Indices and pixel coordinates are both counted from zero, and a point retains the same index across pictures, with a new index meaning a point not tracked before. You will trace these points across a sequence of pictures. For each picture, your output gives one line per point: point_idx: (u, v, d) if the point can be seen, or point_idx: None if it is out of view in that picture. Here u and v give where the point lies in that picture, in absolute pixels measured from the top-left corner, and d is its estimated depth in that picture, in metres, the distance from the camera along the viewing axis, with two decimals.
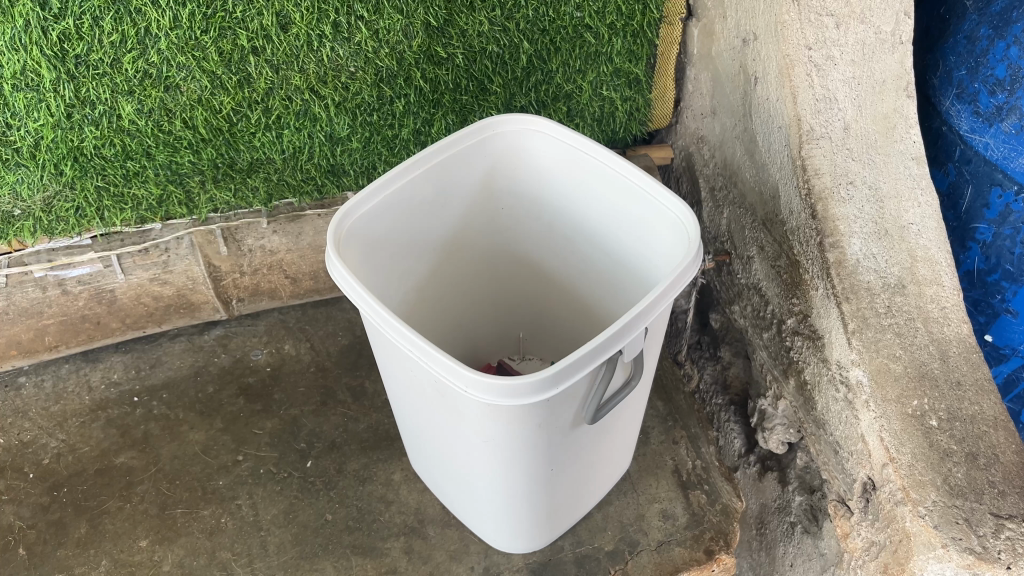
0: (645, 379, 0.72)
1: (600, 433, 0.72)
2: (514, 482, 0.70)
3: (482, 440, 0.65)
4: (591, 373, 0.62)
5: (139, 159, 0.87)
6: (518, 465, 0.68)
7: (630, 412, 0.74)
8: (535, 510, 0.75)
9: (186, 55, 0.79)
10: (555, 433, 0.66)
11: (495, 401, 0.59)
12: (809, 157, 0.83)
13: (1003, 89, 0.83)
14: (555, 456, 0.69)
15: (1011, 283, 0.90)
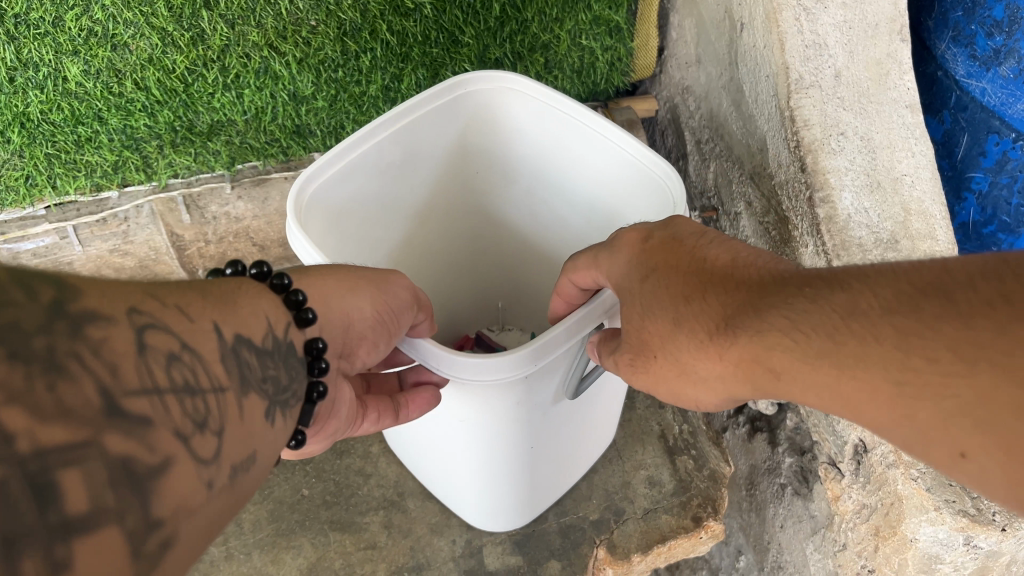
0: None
1: (584, 406, 0.70)
2: (497, 463, 0.68)
3: (460, 422, 0.63)
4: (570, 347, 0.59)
5: (90, 124, 0.82)
6: (502, 444, 0.65)
7: (613, 386, 0.72)
8: (522, 490, 0.73)
9: (133, 11, 0.75)
10: (536, 411, 0.63)
11: (473, 382, 0.55)
12: (797, 108, 0.79)
13: (1002, 31, 0.79)
14: (537, 432, 0.66)
15: (1008, 235, 0.86)
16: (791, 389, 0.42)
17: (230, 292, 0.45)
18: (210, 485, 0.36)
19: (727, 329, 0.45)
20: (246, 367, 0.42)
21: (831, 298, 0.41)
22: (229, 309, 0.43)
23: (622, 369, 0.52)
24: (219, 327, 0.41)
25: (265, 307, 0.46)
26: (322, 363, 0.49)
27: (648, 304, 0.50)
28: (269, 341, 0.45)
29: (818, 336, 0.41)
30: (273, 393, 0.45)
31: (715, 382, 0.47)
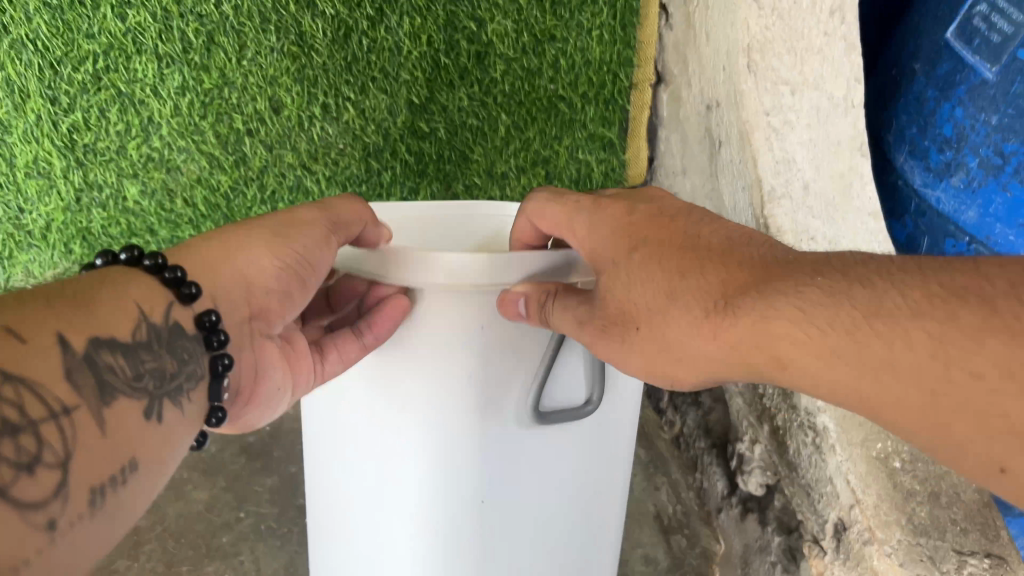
0: (614, 412, 0.71)
1: (552, 469, 0.68)
2: (433, 475, 0.64)
3: (403, 396, 0.62)
4: (533, 332, 0.62)
5: (143, 236, 0.92)
6: (443, 441, 0.63)
7: (597, 450, 0.71)
8: (457, 539, 0.67)
9: (186, 139, 0.89)
10: (487, 406, 0.63)
11: (434, 279, 0.57)
12: (771, 217, 0.88)
13: (951, 147, 0.89)
14: (486, 450, 0.64)
15: None
16: (795, 378, 0.47)
17: (92, 286, 0.47)
18: (52, 524, 0.38)
19: (727, 311, 0.49)
20: (108, 374, 0.44)
21: (852, 298, 0.45)
22: (85, 312, 0.45)
23: (589, 334, 0.57)
24: (64, 337, 0.42)
25: (136, 294, 0.49)
26: (217, 337, 0.52)
27: (638, 274, 0.55)
28: (139, 334, 0.47)
29: (835, 333, 0.44)
30: (155, 387, 0.47)
31: (701, 359, 0.52)
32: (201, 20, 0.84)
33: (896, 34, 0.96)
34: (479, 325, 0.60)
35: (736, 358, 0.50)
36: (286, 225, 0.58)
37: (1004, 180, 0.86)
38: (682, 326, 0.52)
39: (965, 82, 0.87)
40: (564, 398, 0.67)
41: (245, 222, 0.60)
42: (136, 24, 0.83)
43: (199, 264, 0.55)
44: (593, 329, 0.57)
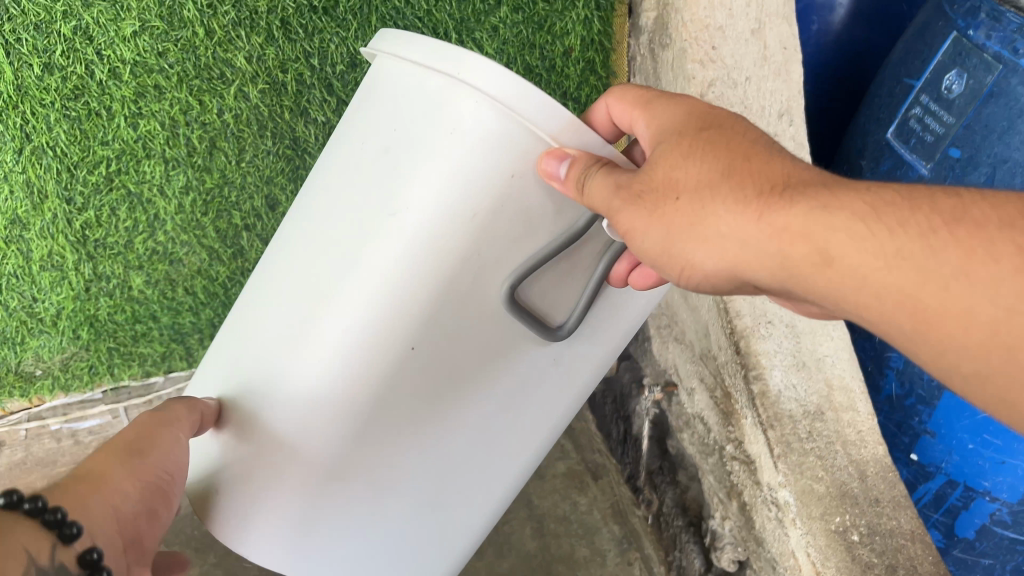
0: (569, 360, 0.69)
1: (487, 378, 0.64)
2: (364, 295, 0.58)
3: (399, 205, 0.57)
4: (551, 221, 0.60)
5: (145, 322, 1.00)
6: (407, 288, 0.58)
7: (532, 390, 0.68)
8: (352, 394, 0.60)
9: (188, 234, 0.97)
10: (472, 261, 0.58)
11: (491, 94, 0.54)
12: (730, 301, 0.96)
13: None
14: (442, 323, 0.59)
15: (926, 406, 1.00)
16: (837, 276, 0.46)
17: None
18: None
19: (782, 198, 0.48)
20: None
21: (934, 206, 0.44)
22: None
23: (623, 195, 0.53)
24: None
25: (24, 540, 0.52)
26: (100, 572, 0.55)
27: (699, 149, 0.52)
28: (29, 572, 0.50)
29: (905, 235, 0.44)
30: None
31: (735, 242, 0.49)
32: (205, 127, 0.92)
33: (844, 144, 1.09)
34: (507, 172, 0.56)
35: (773, 246, 0.48)
36: (143, 437, 0.63)
37: None
38: (726, 202, 0.49)
39: (906, 177, 0.95)
40: (551, 306, 0.64)
41: (72, 472, 0.60)
42: (146, 132, 0.91)
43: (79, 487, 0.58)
44: (625, 196, 0.53)
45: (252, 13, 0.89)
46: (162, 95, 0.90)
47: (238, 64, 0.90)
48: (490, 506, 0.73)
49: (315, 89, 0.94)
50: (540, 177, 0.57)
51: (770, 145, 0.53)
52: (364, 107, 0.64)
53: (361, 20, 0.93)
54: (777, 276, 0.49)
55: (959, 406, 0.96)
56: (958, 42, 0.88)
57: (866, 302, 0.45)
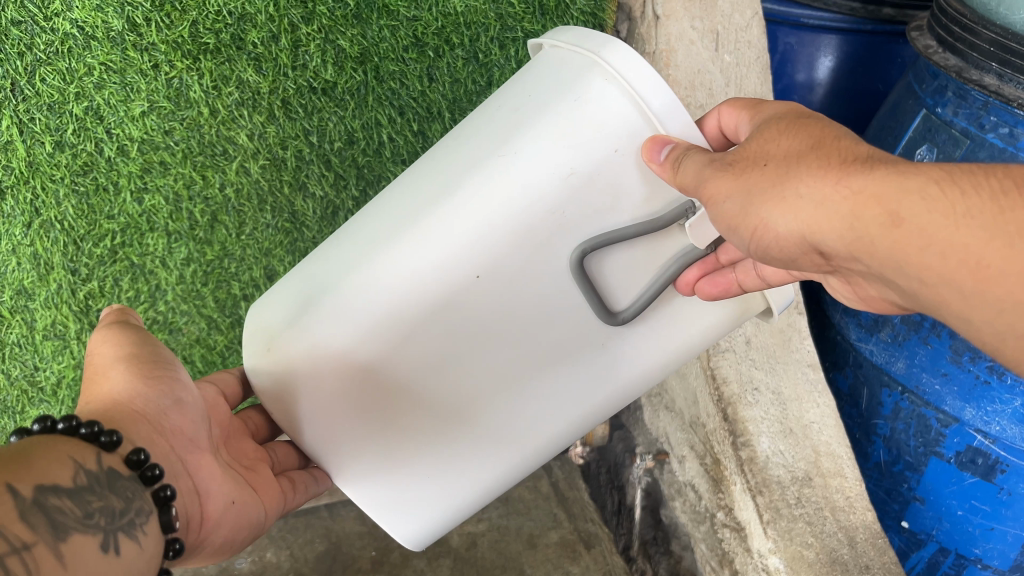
0: (623, 360, 0.68)
1: (538, 345, 0.65)
2: (442, 219, 0.61)
3: (507, 148, 0.60)
4: (638, 206, 0.62)
5: None
6: (484, 223, 0.60)
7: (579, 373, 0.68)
8: (410, 315, 0.63)
9: (188, 303, 1.00)
10: (555, 217, 0.60)
11: (622, 74, 0.59)
12: (716, 367, 0.98)
13: None
14: (506, 268, 0.62)
15: (913, 472, 1.00)
16: (905, 238, 0.45)
17: (25, 446, 0.52)
18: None
19: (868, 165, 0.48)
20: (59, 512, 0.49)
21: (1006, 174, 0.45)
22: (22, 465, 0.49)
23: (712, 168, 0.54)
24: (12, 486, 0.47)
25: (68, 450, 0.54)
26: (152, 467, 0.57)
27: (794, 131, 0.54)
28: (81, 478, 0.52)
29: (976, 197, 0.44)
30: (109, 522, 0.52)
31: (810, 203, 0.49)
32: (207, 202, 0.97)
33: None
34: (614, 146, 0.60)
35: (846, 208, 0.47)
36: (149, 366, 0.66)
37: (924, 333, 0.93)
38: (810, 168, 0.49)
39: None
40: (621, 285, 0.65)
41: (86, 406, 0.62)
42: (151, 206, 0.96)
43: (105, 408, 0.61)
44: (718, 167, 0.54)
45: (255, 93, 0.93)
46: (167, 171, 0.95)
47: (240, 141, 0.95)
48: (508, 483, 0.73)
49: (314, 165, 0.98)
50: (642, 166, 0.61)
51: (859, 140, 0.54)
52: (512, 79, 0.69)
53: (358, 101, 0.97)
54: (844, 240, 0.48)
55: (946, 472, 0.96)
56: (927, 118, 0.93)
57: (927, 262, 0.46)
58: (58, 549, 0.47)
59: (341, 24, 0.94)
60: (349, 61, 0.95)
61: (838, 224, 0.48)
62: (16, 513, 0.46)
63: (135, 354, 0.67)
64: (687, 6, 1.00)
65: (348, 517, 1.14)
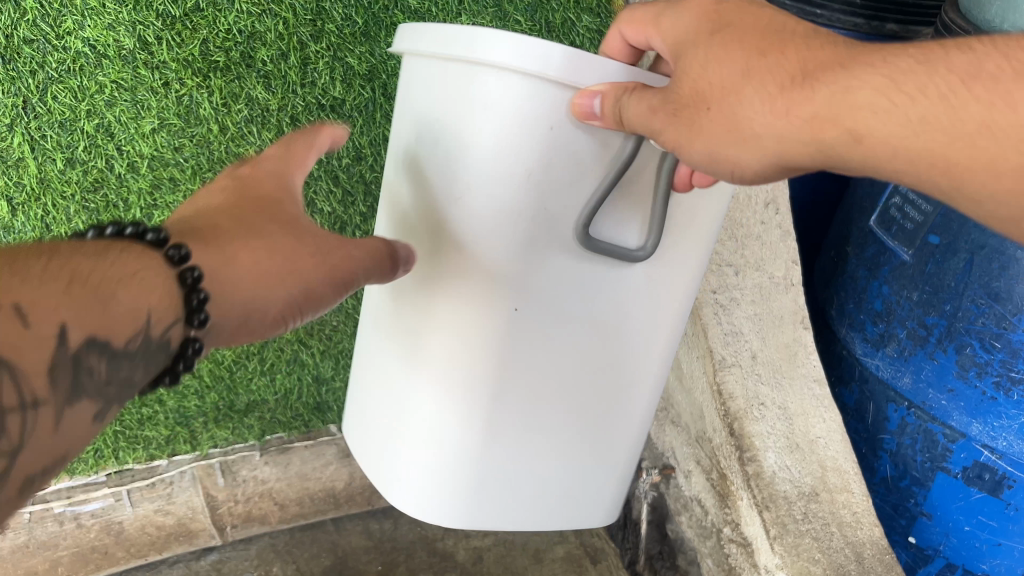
0: (663, 279, 0.68)
1: (575, 318, 0.66)
2: (472, 348, 0.66)
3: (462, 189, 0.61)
4: (599, 155, 0.59)
5: (152, 405, 1.02)
6: (515, 327, 0.65)
7: (659, 320, 0.71)
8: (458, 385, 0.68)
9: None
10: (539, 214, 0.60)
11: (509, 66, 0.55)
12: (723, 382, 0.96)
13: (882, 319, 1.00)
14: (546, 333, 0.66)
15: (920, 487, 1.00)
16: (869, 152, 0.45)
17: (115, 280, 0.51)
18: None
19: (808, 87, 0.47)
20: (87, 374, 0.49)
21: (950, 65, 0.43)
22: (97, 308, 0.49)
23: (663, 116, 0.53)
24: (65, 332, 0.47)
25: (150, 303, 0.53)
26: (191, 347, 0.56)
27: (723, 53, 0.51)
28: (136, 343, 0.51)
29: (926, 99, 0.43)
30: (117, 394, 0.52)
31: (771, 140, 0.48)
32: None
33: (834, 230, 1.13)
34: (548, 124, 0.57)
35: (805, 136, 0.47)
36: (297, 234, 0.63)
37: (929, 348, 0.93)
38: (755, 106, 0.48)
39: (888, 262, 0.98)
40: (627, 224, 0.63)
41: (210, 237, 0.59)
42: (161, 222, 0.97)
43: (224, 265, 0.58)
44: (666, 116, 0.53)
45: (264, 110, 0.95)
46: (176, 187, 0.96)
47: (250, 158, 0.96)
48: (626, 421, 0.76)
49: (322, 181, 0.99)
50: (580, 124, 0.57)
51: (810, 34, 0.50)
52: (414, 81, 0.67)
53: (366, 117, 0.99)
54: (820, 163, 0.49)
55: (954, 487, 0.96)
56: None
57: None
58: (59, 416, 0.48)
59: (348, 42, 0.95)
60: (357, 78, 0.97)
61: (788, 148, 0.48)
62: (47, 365, 0.46)
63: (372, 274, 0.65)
64: None
65: (354, 531, 1.15)
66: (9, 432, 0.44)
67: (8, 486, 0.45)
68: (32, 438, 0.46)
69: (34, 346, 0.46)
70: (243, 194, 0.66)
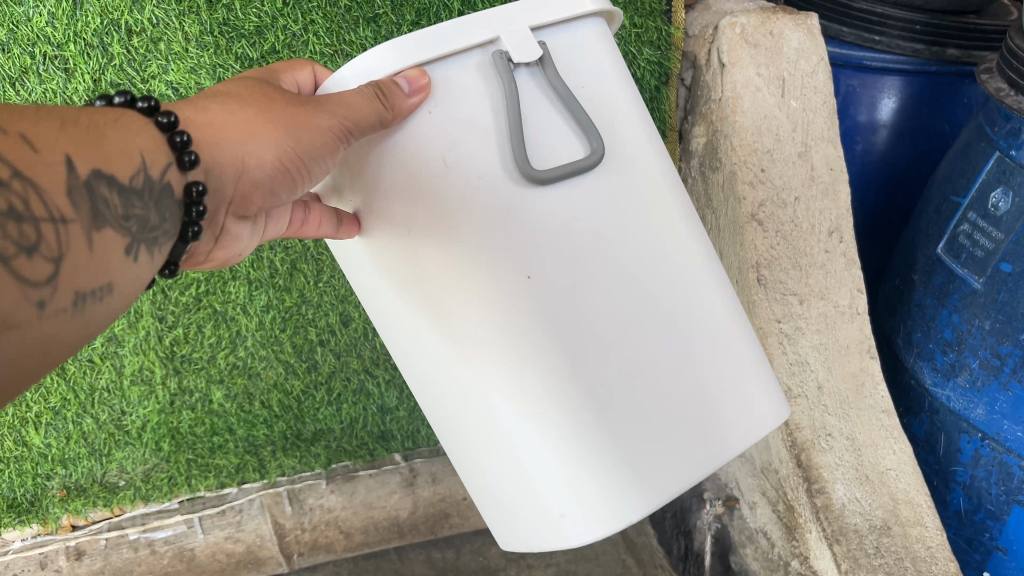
0: (634, 158, 0.61)
1: (578, 233, 0.58)
2: (486, 338, 0.58)
3: (417, 209, 0.57)
4: (484, 98, 0.57)
5: (223, 434, 1.06)
6: (538, 296, 0.57)
7: (661, 188, 0.63)
8: (515, 415, 0.59)
9: (267, 348, 1.03)
10: (487, 182, 0.56)
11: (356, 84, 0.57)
12: (789, 414, 0.95)
13: (953, 348, 0.98)
14: (571, 275, 0.57)
15: (996, 521, 0.97)
16: None
17: (100, 125, 0.50)
18: (41, 304, 0.44)
19: None
20: (103, 204, 0.48)
21: None
22: (93, 145, 0.48)
23: None
24: (71, 159, 0.46)
25: (136, 144, 0.51)
26: (196, 186, 0.54)
27: None
28: (139, 181, 0.50)
29: None
30: (138, 231, 0.51)
31: None
32: (287, 251, 0.98)
33: (899, 256, 1.12)
34: (424, 109, 0.56)
35: None
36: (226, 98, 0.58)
37: (1004, 379, 0.91)
38: None
39: (957, 291, 0.97)
40: (562, 148, 0.59)
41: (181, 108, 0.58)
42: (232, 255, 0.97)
43: (207, 125, 0.56)
44: None
45: None
46: None
47: None
48: (711, 300, 0.63)
49: None
50: (438, 81, 0.56)
51: None
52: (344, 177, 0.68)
53: None
54: None
55: None
56: (1001, 160, 0.91)
57: None
58: (89, 235, 0.47)
59: None
60: None
61: None
62: (64, 186, 0.45)
63: (362, 121, 0.54)
64: (753, 54, 0.98)
65: (417, 561, 1.16)
66: (38, 241, 0.43)
67: (58, 295, 0.45)
68: (70, 253, 0.45)
69: (45, 168, 0.44)
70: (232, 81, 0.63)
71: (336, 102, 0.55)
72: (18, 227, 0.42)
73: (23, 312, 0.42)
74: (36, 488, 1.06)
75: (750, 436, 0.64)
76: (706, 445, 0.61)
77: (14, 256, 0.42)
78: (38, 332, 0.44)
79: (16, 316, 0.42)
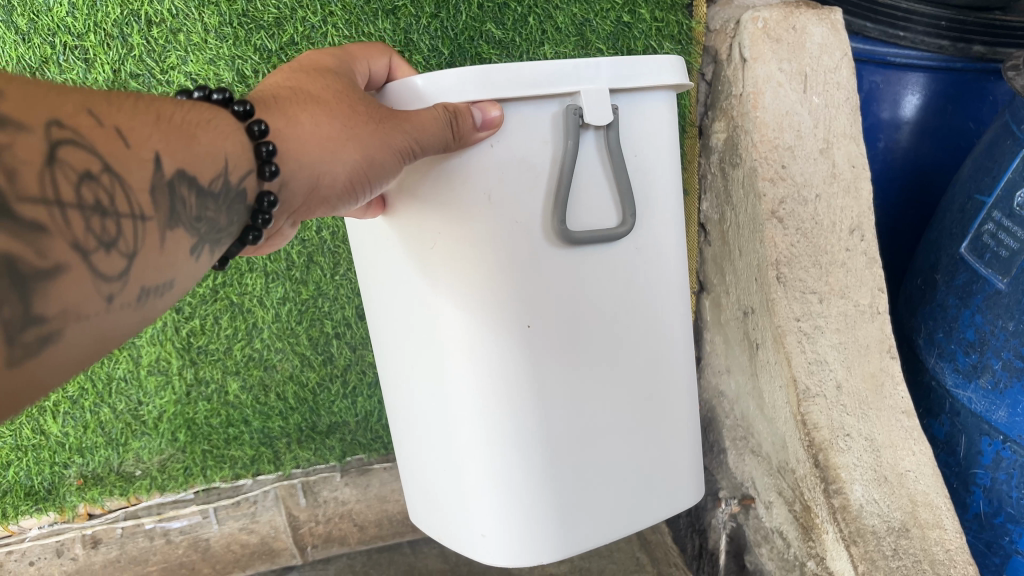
0: (654, 237, 0.71)
1: (583, 300, 0.68)
2: (481, 356, 0.66)
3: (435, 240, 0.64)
4: (542, 150, 0.63)
5: (238, 426, 1.06)
6: (530, 345, 0.66)
7: (667, 276, 0.73)
8: (490, 422, 0.68)
9: (283, 341, 1.03)
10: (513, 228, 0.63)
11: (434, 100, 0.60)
12: (807, 413, 0.94)
13: (976, 349, 0.97)
14: (566, 335, 0.68)
15: (1016, 525, 0.96)
16: None
17: (190, 125, 0.50)
18: (110, 297, 0.42)
19: None
20: (182, 203, 0.48)
21: None
22: (183, 146, 0.48)
23: None
24: (160, 157, 0.46)
25: (220, 146, 0.51)
26: (268, 198, 0.55)
27: None
28: (218, 185, 0.51)
29: None
30: (206, 232, 0.51)
31: None
32: (303, 244, 0.99)
33: (920, 256, 1.11)
34: (487, 142, 0.61)
35: None
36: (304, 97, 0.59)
37: None
38: None
39: (981, 291, 0.95)
40: (601, 211, 0.67)
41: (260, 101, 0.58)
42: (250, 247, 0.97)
43: (292, 132, 0.57)
44: None
45: None
46: None
47: None
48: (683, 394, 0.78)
49: None
50: (512, 126, 0.62)
51: None
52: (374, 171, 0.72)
53: None
54: None
55: None
56: None
57: None
58: (163, 234, 0.46)
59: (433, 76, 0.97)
60: None
61: None
62: (149, 184, 0.45)
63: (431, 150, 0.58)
64: (775, 48, 0.97)
65: (430, 554, 1.16)
66: (117, 236, 0.43)
67: (126, 290, 0.44)
68: (142, 250, 0.45)
69: (138, 165, 0.44)
70: (301, 65, 0.63)
71: (412, 125, 0.58)
72: (101, 221, 0.41)
73: (94, 304, 0.41)
74: (54, 476, 1.06)
75: (670, 510, 0.79)
76: (640, 504, 0.76)
77: (94, 249, 0.41)
78: (104, 325, 0.43)
79: (86, 309, 0.41)
